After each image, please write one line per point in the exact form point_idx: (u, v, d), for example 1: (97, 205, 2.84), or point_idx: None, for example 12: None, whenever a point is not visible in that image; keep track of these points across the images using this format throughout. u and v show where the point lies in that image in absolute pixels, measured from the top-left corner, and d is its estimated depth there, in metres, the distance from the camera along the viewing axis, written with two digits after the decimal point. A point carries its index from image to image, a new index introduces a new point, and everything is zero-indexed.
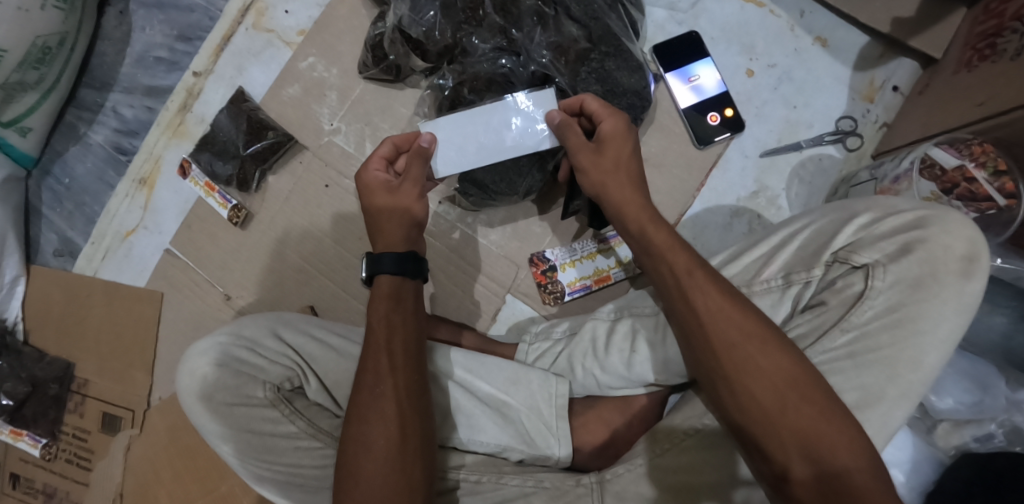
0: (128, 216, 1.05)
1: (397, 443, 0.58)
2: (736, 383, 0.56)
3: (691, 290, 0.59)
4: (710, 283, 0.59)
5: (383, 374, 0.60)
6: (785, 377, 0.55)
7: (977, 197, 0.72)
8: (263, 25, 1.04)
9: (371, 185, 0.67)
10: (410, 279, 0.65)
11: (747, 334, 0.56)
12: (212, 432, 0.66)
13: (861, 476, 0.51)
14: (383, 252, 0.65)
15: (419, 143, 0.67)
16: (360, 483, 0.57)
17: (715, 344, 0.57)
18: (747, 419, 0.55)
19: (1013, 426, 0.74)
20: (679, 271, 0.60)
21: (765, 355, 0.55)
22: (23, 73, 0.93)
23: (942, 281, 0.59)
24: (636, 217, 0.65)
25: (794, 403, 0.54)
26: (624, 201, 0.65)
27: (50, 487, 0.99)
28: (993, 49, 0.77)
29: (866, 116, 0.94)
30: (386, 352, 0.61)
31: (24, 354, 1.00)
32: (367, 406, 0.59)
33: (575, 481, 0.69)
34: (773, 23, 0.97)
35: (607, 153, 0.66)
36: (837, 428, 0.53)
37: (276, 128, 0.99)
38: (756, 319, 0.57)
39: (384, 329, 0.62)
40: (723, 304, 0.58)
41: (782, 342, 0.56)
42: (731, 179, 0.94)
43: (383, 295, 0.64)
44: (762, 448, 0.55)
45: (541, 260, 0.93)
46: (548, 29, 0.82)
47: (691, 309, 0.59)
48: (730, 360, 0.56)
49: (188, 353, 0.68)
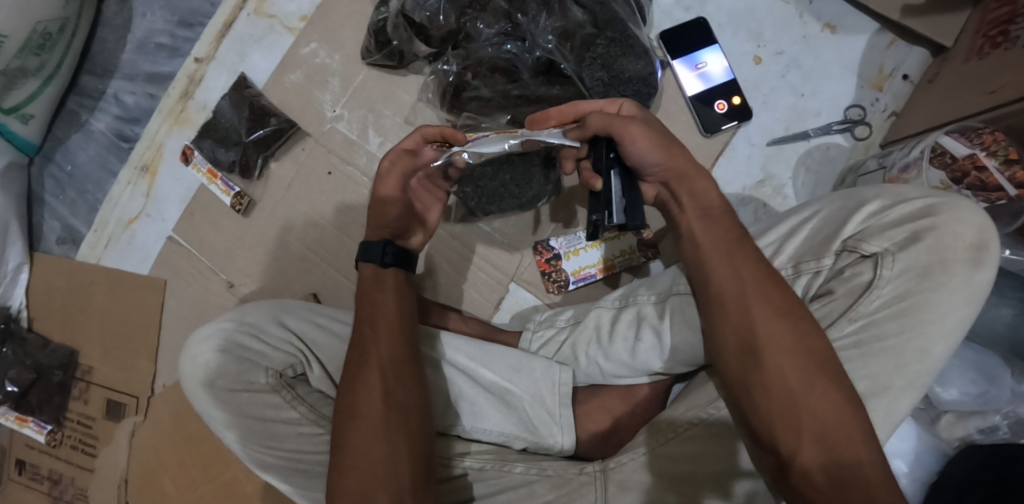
0: (130, 203, 1.05)
1: (380, 412, 0.58)
2: (766, 358, 0.55)
3: (732, 263, 0.59)
4: (750, 260, 0.59)
5: (367, 343, 0.62)
6: (816, 359, 0.55)
7: (987, 187, 0.71)
8: (264, 11, 1.03)
9: (387, 173, 0.67)
10: (391, 265, 0.66)
11: (785, 312, 0.56)
12: (216, 418, 0.66)
13: (872, 470, 0.51)
14: (371, 240, 0.67)
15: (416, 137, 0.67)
16: (349, 446, 0.57)
17: (754, 315, 0.56)
18: (768, 398, 0.55)
19: (1017, 418, 0.73)
20: (716, 245, 0.61)
21: (800, 333, 0.55)
22: (24, 60, 0.92)
23: (951, 269, 0.58)
24: (691, 183, 0.64)
25: (821, 386, 0.54)
26: (687, 166, 0.64)
27: (56, 473, 1.00)
28: (1006, 37, 0.77)
29: (875, 105, 0.92)
30: (369, 325, 0.63)
31: (29, 341, 1.01)
32: (354, 374, 0.60)
33: (579, 469, 0.68)
34: (781, 9, 0.95)
35: (655, 130, 0.65)
36: (856, 420, 0.53)
37: (278, 115, 0.98)
38: (795, 301, 0.57)
39: (367, 306, 0.64)
40: (763, 279, 0.58)
41: (814, 327, 0.56)
42: (738, 167, 0.93)
43: (366, 277, 0.66)
44: (773, 431, 0.54)
45: (545, 248, 0.92)
46: (554, 14, 0.80)
47: (734, 281, 0.58)
48: (765, 336, 0.56)
49: (192, 340, 0.69)
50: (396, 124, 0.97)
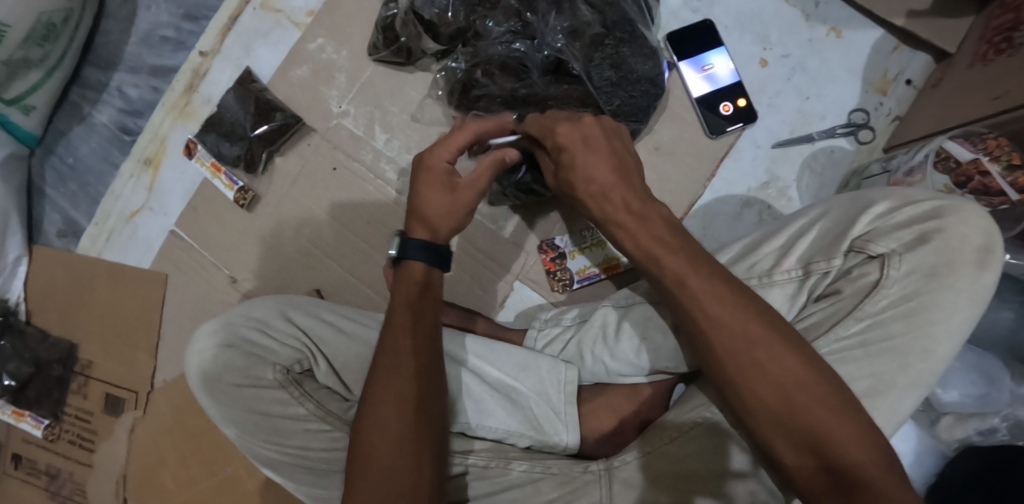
0: (133, 197, 1.04)
1: (410, 425, 0.58)
2: (740, 388, 0.54)
3: (694, 299, 0.56)
4: (712, 285, 0.56)
5: (401, 353, 0.60)
6: (793, 381, 0.53)
7: (990, 191, 0.71)
8: (271, 5, 1.03)
9: (435, 173, 0.66)
10: (437, 269, 0.66)
11: (750, 338, 0.54)
12: (223, 413, 0.66)
13: (873, 468, 0.51)
14: (412, 238, 0.66)
15: (502, 155, 0.67)
16: (373, 458, 0.57)
17: (718, 349, 0.55)
18: (755, 420, 0.54)
19: (1017, 420, 0.74)
20: (682, 271, 0.57)
21: (771, 359, 0.53)
22: (27, 50, 0.91)
23: (957, 271, 0.59)
24: (631, 211, 0.61)
25: (802, 402, 0.53)
26: (616, 190, 0.62)
27: (53, 468, 0.99)
28: (1010, 43, 0.77)
29: (878, 109, 0.93)
30: (408, 332, 0.61)
31: (28, 334, 1.00)
32: (381, 383, 0.59)
33: (583, 468, 0.68)
34: (787, 13, 0.96)
35: (591, 168, 0.62)
36: (850, 424, 0.52)
37: (283, 110, 0.97)
38: (765, 321, 0.55)
39: (405, 312, 0.63)
40: (725, 308, 0.55)
41: (789, 342, 0.54)
42: (742, 169, 0.94)
43: (415, 279, 0.65)
44: (768, 448, 0.54)
45: (550, 247, 0.93)
46: (564, 13, 0.79)
47: (694, 316, 0.56)
48: (735, 364, 0.54)
49: (197, 334, 0.68)
50: (403, 121, 0.97)
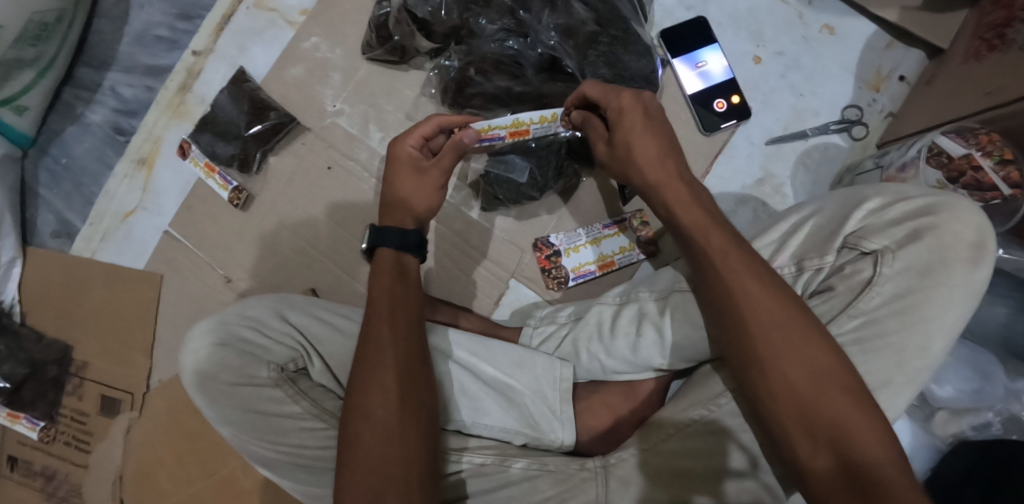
0: (127, 197, 1.04)
1: (395, 415, 0.58)
2: (769, 367, 0.55)
3: (733, 274, 0.57)
4: (749, 263, 0.58)
5: (383, 344, 0.60)
6: (822, 366, 0.54)
7: (982, 186, 0.72)
8: (265, 4, 1.02)
9: (402, 159, 0.69)
10: (409, 254, 0.66)
11: (783, 318, 0.55)
12: (218, 413, 0.66)
13: (893, 469, 0.50)
14: (386, 227, 0.67)
15: (460, 138, 0.66)
16: (362, 448, 0.57)
17: (751, 325, 0.56)
18: (778, 403, 0.54)
19: (1010, 415, 0.75)
20: (716, 251, 0.59)
21: (804, 341, 0.54)
22: (20, 50, 0.91)
23: (951, 267, 0.59)
24: (670, 194, 0.64)
25: (829, 390, 0.53)
26: (658, 171, 0.65)
27: (49, 469, 0.99)
28: (1002, 40, 0.77)
29: (872, 105, 0.93)
30: (388, 322, 0.62)
31: (22, 335, 1.00)
32: (367, 374, 0.59)
33: (580, 465, 0.68)
34: (781, 10, 0.96)
35: (638, 143, 0.65)
36: (871, 419, 0.52)
37: (278, 109, 0.97)
38: (798, 305, 0.56)
39: (386, 300, 0.63)
40: (761, 286, 0.56)
41: (820, 331, 0.55)
42: (737, 166, 0.94)
43: (387, 269, 0.65)
44: (787, 436, 0.54)
45: (545, 245, 0.93)
46: (557, 11, 0.80)
47: (730, 291, 0.57)
48: (766, 343, 0.55)
49: (191, 333, 0.68)
50: (398, 119, 0.97)
